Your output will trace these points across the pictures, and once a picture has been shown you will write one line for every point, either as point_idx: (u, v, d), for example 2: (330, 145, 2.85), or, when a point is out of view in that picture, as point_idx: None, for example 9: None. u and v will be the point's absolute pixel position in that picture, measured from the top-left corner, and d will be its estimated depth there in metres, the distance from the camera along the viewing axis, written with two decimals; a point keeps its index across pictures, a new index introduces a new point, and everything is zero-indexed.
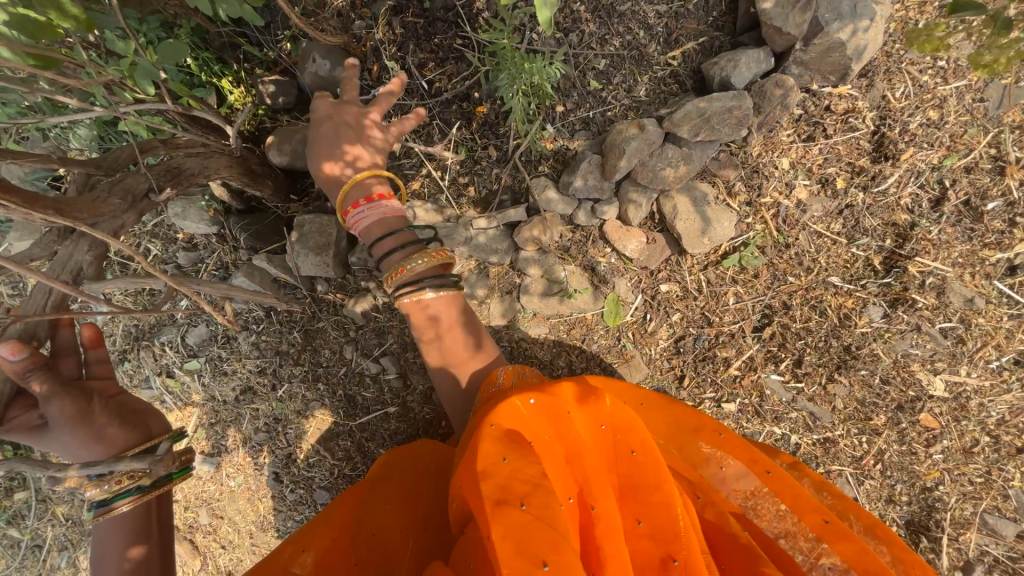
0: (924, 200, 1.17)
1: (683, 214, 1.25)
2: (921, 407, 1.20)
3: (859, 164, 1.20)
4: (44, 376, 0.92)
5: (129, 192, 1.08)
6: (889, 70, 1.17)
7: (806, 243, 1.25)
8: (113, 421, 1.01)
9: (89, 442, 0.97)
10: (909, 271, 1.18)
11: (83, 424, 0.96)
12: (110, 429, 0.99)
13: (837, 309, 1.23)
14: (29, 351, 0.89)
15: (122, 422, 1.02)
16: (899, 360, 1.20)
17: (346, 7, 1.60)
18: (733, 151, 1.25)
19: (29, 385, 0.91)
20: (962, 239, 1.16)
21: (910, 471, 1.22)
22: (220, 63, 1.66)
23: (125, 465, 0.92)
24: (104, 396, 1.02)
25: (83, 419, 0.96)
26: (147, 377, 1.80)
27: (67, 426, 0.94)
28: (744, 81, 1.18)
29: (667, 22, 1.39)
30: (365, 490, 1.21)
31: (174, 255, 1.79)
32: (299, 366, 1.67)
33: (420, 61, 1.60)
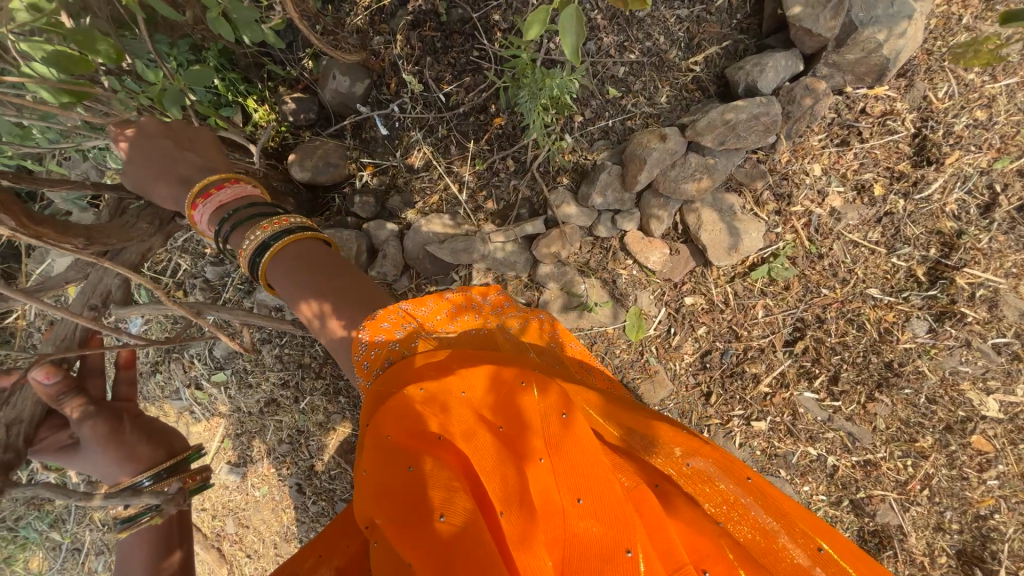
0: (972, 206, 1.10)
1: (708, 225, 1.21)
2: (973, 429, 1.11)
3: (898, 169, 1.14)
4: (76, 399, 0.97)
5: (156, 216, 1.11)
6: (930, 69, 1.10)
7: (840, 254, 1.18)
8: (142, 439, 1.02)
9: (119, 460, 0.98)
10: (956, 283, 1.10)
11: (114, 442, 0.98)
12: (138, 447, 1.00)
13: (877, 323, 1.16)
14: (62, 374, 0.96)
15: (151, 439, 1.03)
16: (947, 378, 1.12)
17: (365, 24, 1.63)
18: (761, 158, 1.20)
19: (62, 407, 0.96)
20: (1016, 248, 1.08)
21: (961, 497, 1.13)
22: (245, 83, 1.70)
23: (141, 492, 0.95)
24: (133, 415, 1.04)
25: (115, 437, 0.99)
26: (177, 388, 1.86)
27: (99, 444, 0.97)
28: (772, 86, 1.13)
29: (689, 26, 1.35)
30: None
31: (202, 269, 1.85)
32: (321, 379, 1.69)
33: (438, 74, 1.61)
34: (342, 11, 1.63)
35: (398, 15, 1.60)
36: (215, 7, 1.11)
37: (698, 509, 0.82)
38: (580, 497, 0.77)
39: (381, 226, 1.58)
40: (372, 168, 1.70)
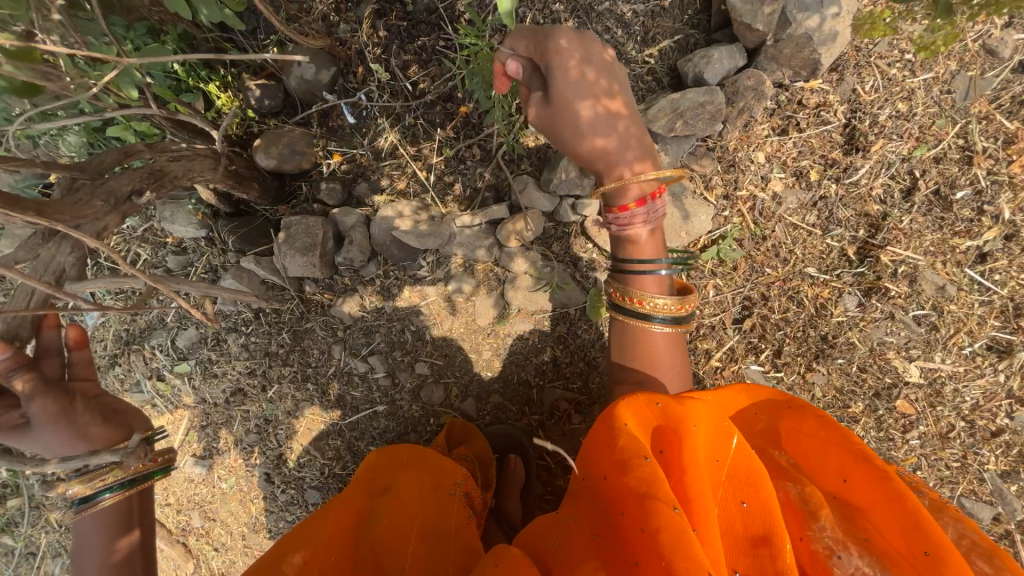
0: (896, 190, 1.20)
1: (661, 209, 1.27)
2: (898, 394, 1.22)
3: (831, 157, 1.23)
4: (26, 375, 0.94)
5: (112, 194, 1.08)
6: (858, 64, 1.19)
7: (782, 235, 1.27)
8: (94, 420, 1.02)
9: (73, 439, 0.98)
10: (882, 261, 1.20)
11: (65, 422, 0.97)
12: (92, 428, 1.00)
13: (814, 299, 1.26)
14: (12, 350, 0.92)
15: (105, 420, 1.03)
16: (875, 348, 1.22)
17: (331, 12, 1.63)
18: (710, 146, 1.27)
19: (10, 384, 0.93)
20: (933, 228, 1.18)
21: (888, 457, 1.23)
22: (206, 69, 1.67)
23: (98, 459, 0.97)
24: (86, 396, 1.03)
25: (65, 417, 0.97)
26: (138, 381, 1.82)
27: (48, 424, 0.96)
28: (717, 78, 1.21)
29: (644, 20, 1.42)
30: (364, 503, 1.17)
31: (163, 259, 1.81)
32: (288, 367, 1.68)
33: (404, 63, 1.63)
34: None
35: (364, 3, 1.61)
36: None
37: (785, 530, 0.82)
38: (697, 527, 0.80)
39: (348, 213, 1.60)
40: (339, 155, 1.70)
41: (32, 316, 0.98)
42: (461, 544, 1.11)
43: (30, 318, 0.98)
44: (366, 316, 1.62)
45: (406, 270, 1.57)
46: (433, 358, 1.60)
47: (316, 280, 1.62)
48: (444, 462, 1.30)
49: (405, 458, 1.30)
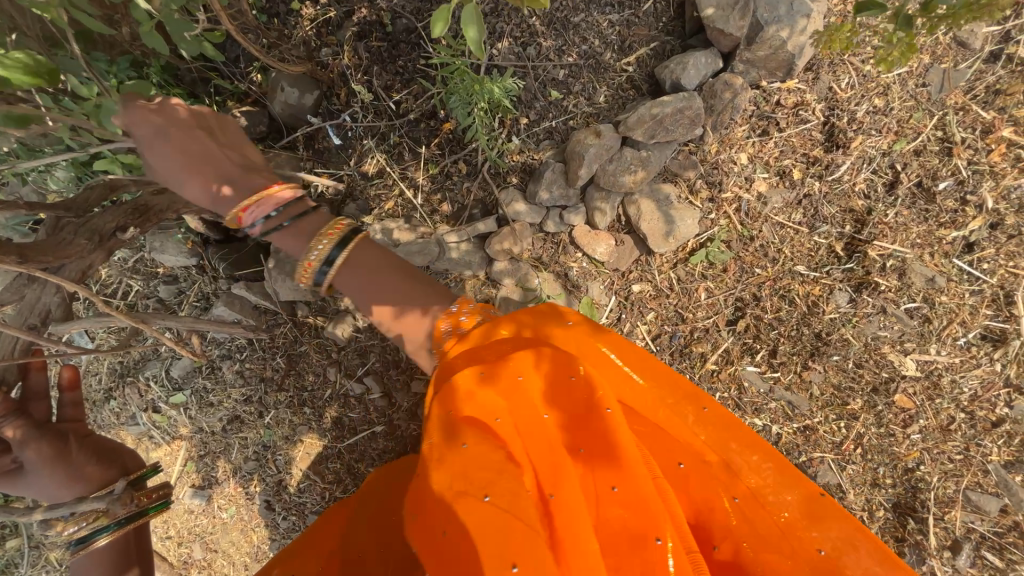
0: (879, 184, 1.20)
1: (647, 215, 1.28)
2: (896, 388, 1.21)
3: (813, 155, 1.24)
4: (16, 421, 0.94)
5: (96, 231, 1.08)
6: (832, 63, 1.20)
7: (769, 235, 1.27)
8: (91, 460, 1.01)
9: (69, 481, 0.97)
10: (870, 255, 1.20)
11: (62, 464, 0.96)
12: (87, 467, 0.99)
13: (805, 297, 1.25)
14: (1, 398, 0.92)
15: (100, 460, 1.03)
16: (870, 343, 1.22)
17: (312, 37, 1.65)
18: (691, 150, 1.28)
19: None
20: (918, 220, 1.18)
21: (890, 453, 1.22)
22: (191, 99, 1.68)
23: (87, 504, 0.96)
24: (80, 435, 1.03)
25: (61, 459, 0.96)
26: (133, 413, 1.81)
27: (43, 467, 0.95)
28: (694, 83, 1.22)
29: (620, 30, 1.43)
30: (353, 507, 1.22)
31: (155, 289, 1.81)
32: (284, 392, 1.67)
33: (386, 84, 1.64)
34: (287, 25, 1.65)
35: (344, 27, 1.63)
36: (147, 23, 1.10)
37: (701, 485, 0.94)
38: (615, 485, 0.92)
39: None
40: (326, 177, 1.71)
41: (19, 362, 0.99)
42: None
43: (17, 364, 0.99)
44: (360, 337, 1.61)
45: (398, 288, 1.58)
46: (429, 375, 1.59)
47: (309, 303, 1.61)
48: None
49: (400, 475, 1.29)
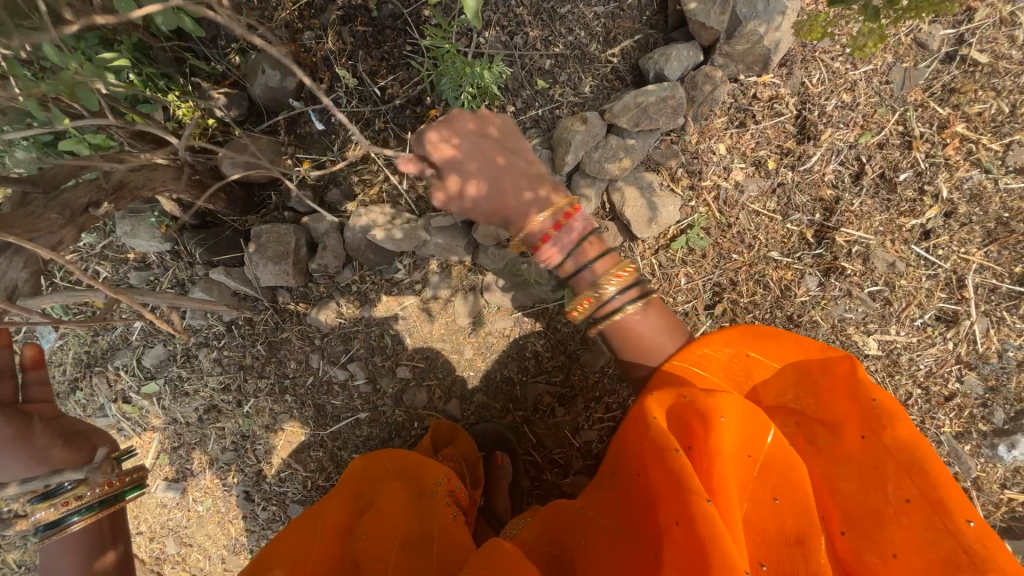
0: (846, 175, 1.28)
1: (630, 202, 1.32)
2: (860, 366, 1.29)
3: (786, 146, 1.30)
4: None
5: (68, 206, 1.03)
6: (805, 59, 1.27)
7: (745, 222, 1.33)
8: (56, 442, 0.96)
9: (32, 462, 0.92)
10: (837, 242, 1.27)
11: (23, 445, 0.92)
12: (52, 449, 0.95)
13: (778, 281, 1.32)
14: None
15: (66, 442, 0.98)
16: (836, 325, 1.29)
17: (295, 19, 1.63)
18: (673, 140, 1.33)
19: None
20: (881, 209, 1.26)
21: None
22: (163, 79, 1.63)
23: (61, 476, 0.92)
24: (45, 416, 0.99)
25: (24, 440, 0.93)
26: (102, 405, 1.74)
27: (4, 447, 0.91)
28: (677, 74, 1.26)
29: (605, 22, 1.47)
30: (351, 514, 1.16)
31: (125, 275, 1.74)
32: (264, 379, 1.64)
33: (372, 69, 1.64)
34: (269, 6, 1.62)
35: (329, 10, 1.62)
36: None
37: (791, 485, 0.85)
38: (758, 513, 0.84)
39: (321, 219, 1.58)
40: (308, 162, 1.71)
41: None
42: (447, 544, 1.11)
43: None
44: (344, 323, 1.60)
45: (382, 273, 1.57)
46: (415, 361, 1.59)
47: (290, 288, 1.59)
48: (428, 464, 1.29)
49: (390, 466, 1.28)
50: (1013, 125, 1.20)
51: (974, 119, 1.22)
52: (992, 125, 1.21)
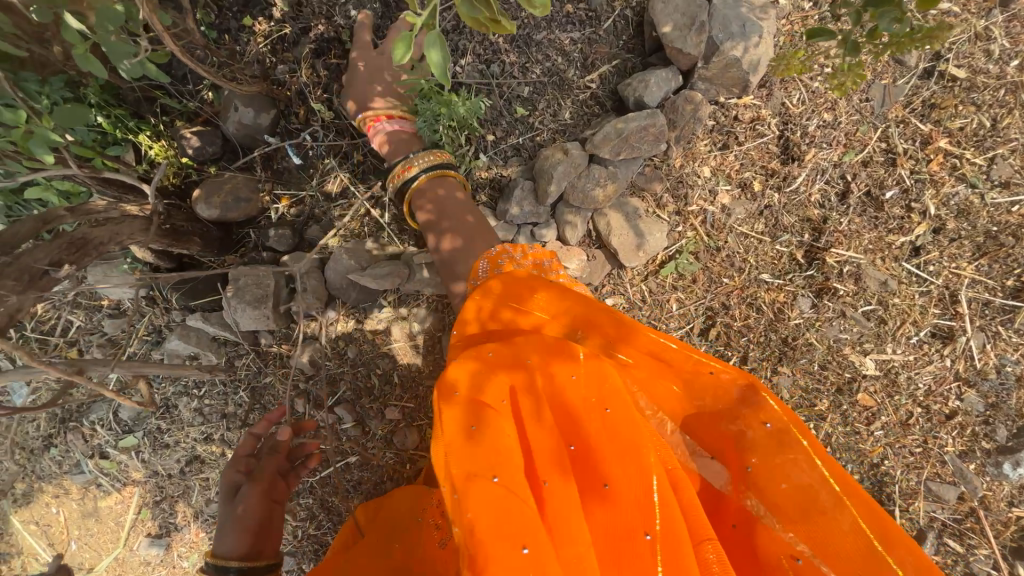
0: (832, 194, 1.26)
1: (616, 230, 1.29)
2: (858, 388, 1.26)
3: (771, 167, 1.28)
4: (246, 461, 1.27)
5: (25, 271, 0.97)
6: (784, 80, 1.26)
7: (734, 245, 1.31)
8: (261, 538, 1.17)
9: (239, 547, 1.14)
10: (828, 262, 1.25)
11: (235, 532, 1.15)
12: (263, 541, 1.16)
13: (771, 303, 1.29)
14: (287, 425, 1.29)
15: (257, 538, 1.16)
16: (832, 346, 1.27)
17: (267, 53, 1.59)
18: (657, 165, 1.31)
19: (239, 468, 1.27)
20: (869, 227, 1.25)
21: (857, 450, 1.27)
22: (134, 118, 1.57)
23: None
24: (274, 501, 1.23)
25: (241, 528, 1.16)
26: (78, 461, 1.66)
27: (238, 530, 1.15)
28: (657, 100, 1.24)
29: (582, 47, 1.45)
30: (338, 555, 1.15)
31: (100, 323, 1.67)
32: (248, 427, 1.57)
33: (348, 102, 1.61)
34: (240, 42, 1.57)
35: (301, 43, 1.59)
36: (82, 46, 1.02)
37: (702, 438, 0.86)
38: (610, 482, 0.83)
39: (301, 258, 1.54)
40: (287, 200, 1.66)
41: None
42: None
43: None
44: (328, 365, 1.54)
45: (367, 311, 1.53)
46: (403, 400, 1.53)
47: (272, 331, 1.54)
48: (416, 491, 1.27)
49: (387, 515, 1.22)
50: (995, 138, 1.20)
51: (956, 134, 1.21)
52: (974, 139, 1.20)
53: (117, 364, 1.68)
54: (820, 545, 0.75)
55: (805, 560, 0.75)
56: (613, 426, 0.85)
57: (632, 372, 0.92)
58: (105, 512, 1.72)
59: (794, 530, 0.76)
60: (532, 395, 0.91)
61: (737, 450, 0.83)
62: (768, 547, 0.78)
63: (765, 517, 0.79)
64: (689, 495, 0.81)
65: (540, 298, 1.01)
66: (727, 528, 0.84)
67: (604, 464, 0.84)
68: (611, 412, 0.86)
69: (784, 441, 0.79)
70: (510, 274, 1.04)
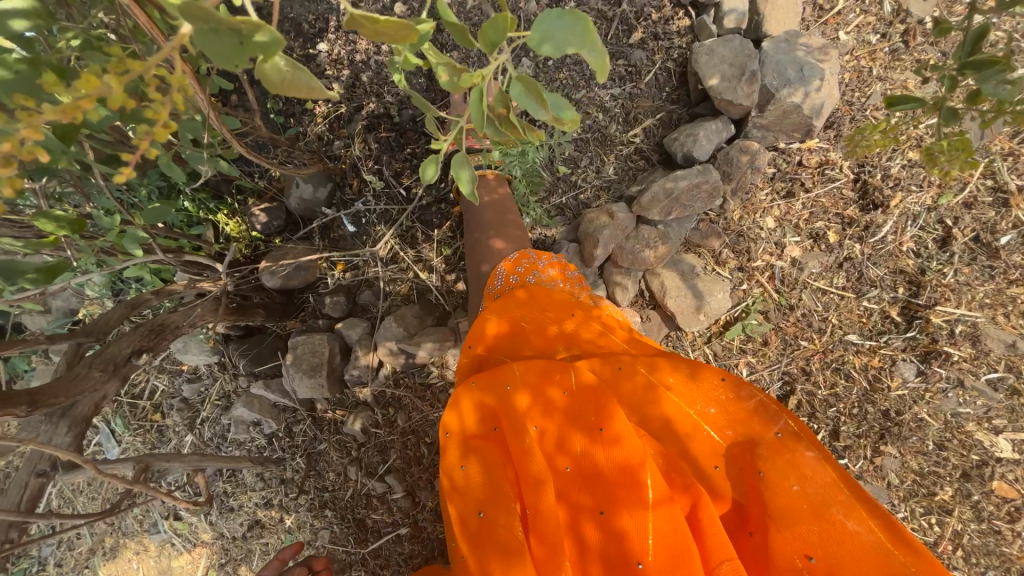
0: (929, 241, 1.09)
1: (672, 291, 1.19)
2: (991, 474, 1.04)
3: (848, 215, 1.14)
4: None
5: (111, 361, 1.06)
6: (854, 119, 1.14)
7: (811, 303, 1.16)
8: None
9: None
10: (933, 322, 1.07)
11: None
12: None
13: (864, 370, 1.11)
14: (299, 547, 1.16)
15: None
16: (950, 421, 1.06)
17: (325, 133, 1.72)
18: (713, 219, 1.21)
19: None
20: (983, 278, 1.06)
21: (1000, 554, 1.03)
22: (214, 199, 1.73)
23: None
24: None
25: None
26: (156, 520, 1.77)
27: None
28: (708, 153, 1.17)
29: (623, 103, 1.42)
30: None
31: (179, 388, 1.81)
32: (305, 494, 1.59)
33: (396, 172, 1.70)
34: (302, 123, 1.70)
35: (354, 121, 1.70)
36: (166, 155, 1.12)
37: (708, 446, 0.85)
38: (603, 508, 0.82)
39: (353, 325, 1.58)
40: (342, 265, 1.70)
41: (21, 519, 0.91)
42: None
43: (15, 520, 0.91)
44: (379, 431, 1.54)
45: (416, 375, 1.53)
46: None
47: (326, 398, 1.57)
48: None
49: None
50: None
51: None
52: None
53: (192, 426, 1.79)
54: (836, 556, 0.73)
55: (819, 559, 0.73)
56: (610, 444, 0.84)
57: (631, 381, 0.90)
58: (177, 571, 1.80)
59: (808, 536, 0.74)
60: (538, 413, 0.88)
61: (748, 452, 0.82)
62: (792, 557, 0.75)
63: (790, 532, 0.76)
64: (706, 516, 0.80)
65: (550, 312, 1.05)
66: (745, 538, 0.81)
67: (592, 487, 0.84)
68: (606, 432, 0.84)
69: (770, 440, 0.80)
70: (532, 291, 1.06)
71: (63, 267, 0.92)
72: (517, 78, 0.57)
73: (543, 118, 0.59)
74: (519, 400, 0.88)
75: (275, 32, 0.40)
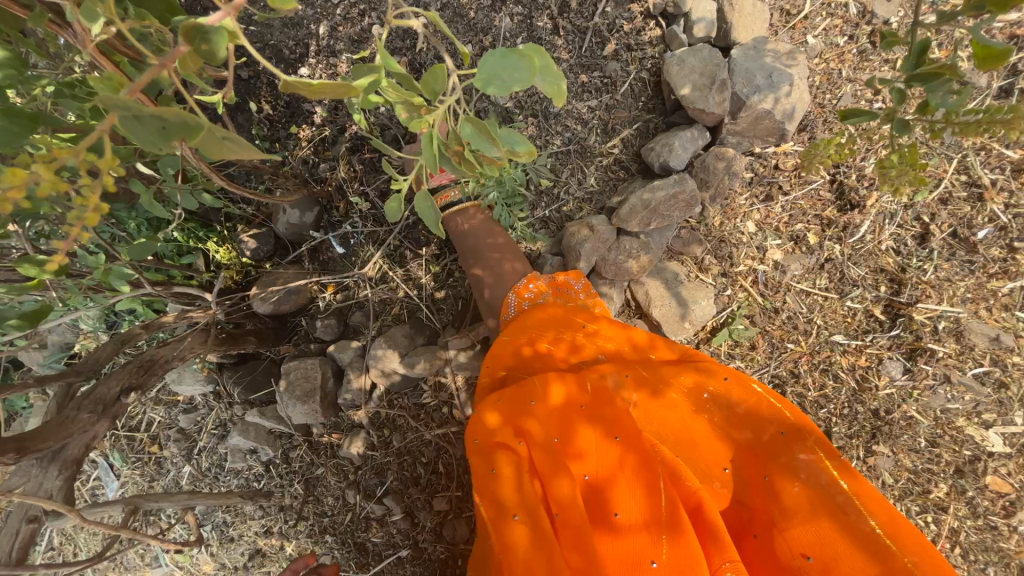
0: (908, 238, 1.10)
1: (657, 300, 1.20)
2: (984, 469, 1.03)
3: (826, 216, 1.15)
4: None
5: (99, 401, 1.06)
6: (826, 121, 1.16)
7: (795, 305, 1.16)
8: None
9: None
10: (916, 319, 1.07)
11: None
12: None
13: (852, 370, 1.12)
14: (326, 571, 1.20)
15: None
16: (939, 418, 1.06)
17: (309, 157, 1.73)
18: (693, 226, 1.22)
19: None
20: (963, 273, 1.06)
21: (998, 550, 1.02)
22: (204, 228, 1.73)
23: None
24: None
25: None
26: (157, 554, 1.76)
27: None
28: (684, 162, 1.18)
29: (601, 115, 1.44)
30: None
31: (175, 418, 1.81)
32: (304, 520, 1.59)
33: (381, 192, 1.71)
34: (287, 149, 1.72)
35: (338, 144, 1.72)
36: (147, 193, 1.13)
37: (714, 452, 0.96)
38: (619, 512, 0.91)
39: (345, 347, 1.58)
40: (333, 287, 1.71)
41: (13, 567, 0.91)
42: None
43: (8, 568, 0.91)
44: (375, 453, 1.53)
45: (410, 395, 1.53)
46: (451, 489, 1.49)
47: (322, 422, 1.57)
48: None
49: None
50: None
51: None
52: None
53: (189, 457, 1.78)
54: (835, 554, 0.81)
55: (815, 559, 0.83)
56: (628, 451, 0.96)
57: (653, 395, 1.01)
58: None
59: (809, 535, 0.84)
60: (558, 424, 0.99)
61: (766, 458, 0.90)
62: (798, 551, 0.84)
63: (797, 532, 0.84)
64: (712, 516, 0.88)
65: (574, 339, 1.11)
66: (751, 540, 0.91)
67: (616, 492, 0.94)
68: (622, 440, 0.96)
69: (777, 449, 0.91)
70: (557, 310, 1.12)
71: (45, 311, 0.91)
72: (467, 120, 0.62)
73: (496, 152, 0.64)
74: (542, 416, 0.99)
75: (198, 115, 0.45)
